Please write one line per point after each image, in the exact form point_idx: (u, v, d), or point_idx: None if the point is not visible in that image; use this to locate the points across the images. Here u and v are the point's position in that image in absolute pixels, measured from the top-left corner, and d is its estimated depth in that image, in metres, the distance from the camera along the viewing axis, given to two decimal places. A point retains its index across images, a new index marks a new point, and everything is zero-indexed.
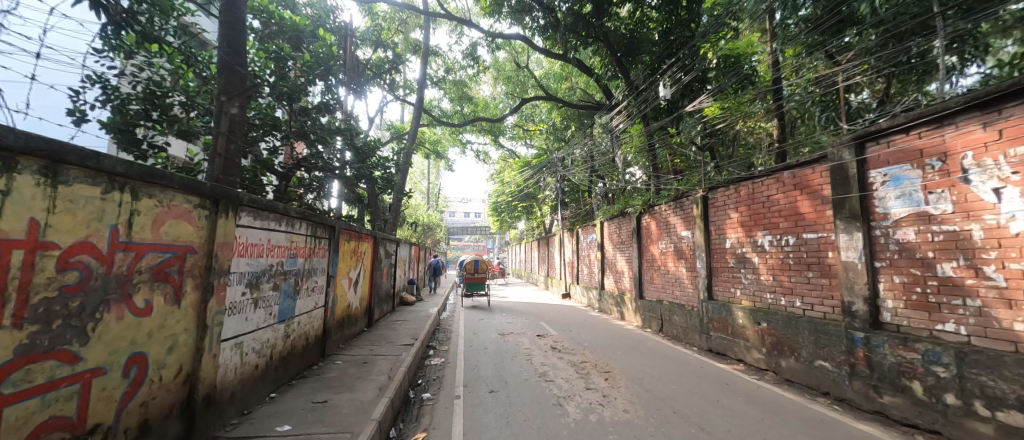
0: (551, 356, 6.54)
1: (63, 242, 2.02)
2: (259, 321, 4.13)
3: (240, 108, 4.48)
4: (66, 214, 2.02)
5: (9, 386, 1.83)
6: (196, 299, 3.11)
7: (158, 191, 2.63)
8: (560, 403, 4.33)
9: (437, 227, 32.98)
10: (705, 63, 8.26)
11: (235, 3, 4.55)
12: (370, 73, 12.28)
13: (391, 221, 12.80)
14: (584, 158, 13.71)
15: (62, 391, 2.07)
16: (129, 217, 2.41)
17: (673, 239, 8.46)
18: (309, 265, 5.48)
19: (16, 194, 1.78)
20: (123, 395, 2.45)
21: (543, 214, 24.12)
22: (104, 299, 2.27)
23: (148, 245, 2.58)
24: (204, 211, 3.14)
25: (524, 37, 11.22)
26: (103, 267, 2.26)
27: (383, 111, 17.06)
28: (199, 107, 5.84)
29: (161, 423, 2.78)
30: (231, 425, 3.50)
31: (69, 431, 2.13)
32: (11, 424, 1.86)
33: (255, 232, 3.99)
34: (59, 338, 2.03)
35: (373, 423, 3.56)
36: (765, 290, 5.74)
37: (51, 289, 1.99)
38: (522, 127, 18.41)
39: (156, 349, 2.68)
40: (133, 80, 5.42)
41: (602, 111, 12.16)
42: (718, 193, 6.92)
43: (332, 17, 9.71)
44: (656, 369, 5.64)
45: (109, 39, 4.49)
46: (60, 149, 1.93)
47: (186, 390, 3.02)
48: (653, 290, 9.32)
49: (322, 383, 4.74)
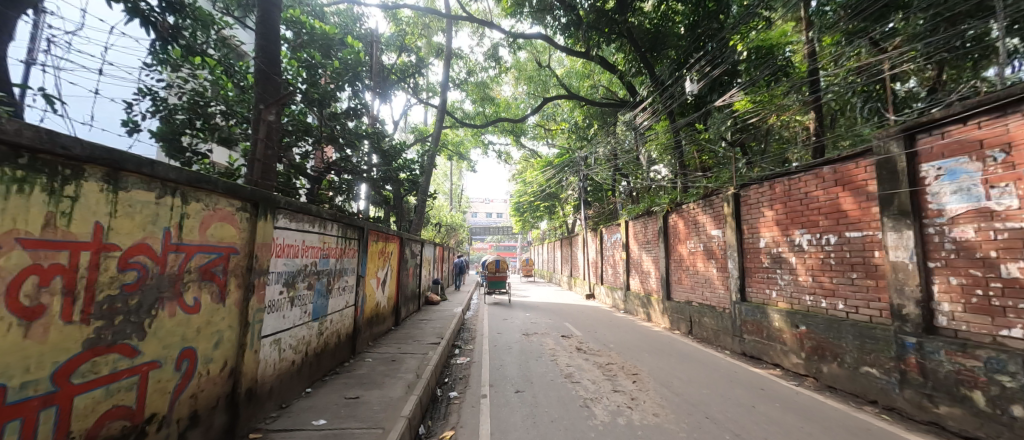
0: (577, 357, 6.49)
1: (123, 243, 2.17)
2: (296, 319, 4.31)
3: (276, 115, 4.63)
4: (125, 218, 2.17)
5: (78, 377, 1.98)
6: (239, 297, 3.28)
7: (205, 195, 2.80)
8: (587, 404, 4.29)
9: (460, 227, 33.31)
10: (735, 55, 7.88)
11: (269, 15, 4.81)
12: (395, 77, 12.67)
13: (416, 222, 13.00)
14: (607, 157, 13.49)
15: (123, 382, 2.23)
16: (180, 220, 2.58)
17: (702, 239, 8.21)
18: (340, 265, 5.67)
19: (83, 199, 1.94)
20: (175, 387, 2.61)
21: (566, 213, 24.00)
22: (158, 296, 2.43)
23: (196, 247, 2.74)
24: (245, 214, 3.31)
25: (546, 36, 11.19)
26: (157, 267, 2.42)
27: (407, 114, 17.48)
28: (239, 115, 6.11)
29: (208, 414, 2.95)
30: (271, 418, 3.67)
31: (129, 419, 2.29)
32: (80, 412, 2.01)
33: (291, 234, 4.19)
34: (120, 333, 2.18)
35: (403, 420, 3.64)
36: (804, 292, 5.47)
37: (113, 287, 2.13)
38: (544, 127, 18.33)
39: (204, 344, 2.84)
40: (179, 91, 5.78)
41: (625, 109, 11.93)
42: (750, 191, 6.65)
43: (358, 24, 10.28)
44: (685, 372, 5.48)
45: (158, 54, 4.80)
46: (120, 157, 2.07)
47: (230, 383, 3.20)
48: (681, 291, 9.08)
49: (353, 380, 4.90)
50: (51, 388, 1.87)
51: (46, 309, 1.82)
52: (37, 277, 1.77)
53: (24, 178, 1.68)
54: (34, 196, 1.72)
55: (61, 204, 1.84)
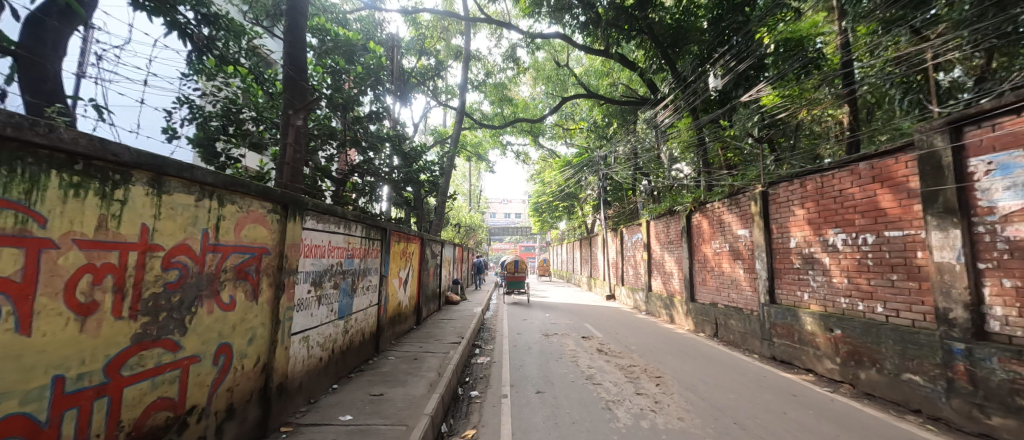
0: (598, 358, 6.42)
1: (166, 244, 2.29)
2: (323, 317, 4.45)
3: (304, 120, 4.78)
4: (168, 220, 2.29)
5: (127, 369, 2.10)
6: (271, 295, 3.42)
7: (239, 198, 2.92)
8: (609, 407, 4.23)
9: (478, 228, 33.49)
10: (762, 48, 7.58)
11: (296, 23, 4.99)
12: (414, 80, 12.89)
13: (436, 223, 13.15)
14: (627, 155, 13.27)
15: (167, 375, 2.36)
16: (217, 221, 2.71)
17: (728, 239, 7.97)
18: (364, 265, 5.81)
19: (131, 202, 2.05)
20: (213, 380, 2.74)
21: (585, 213, 23.81)
22: (198, 294, 2.56)
23: (231, 247, 2.88)
24: (276, 216, 3.45)
25: (564, 35, 11.13)
26: (196, 266, 2.55)
27: (427, 116, 17.71)
28: (267, 121, 6.35)
29: (243, 408, 3.08)
30: (300, 413, 3.80)
31: (172, 410, 2.41)
32: (129, 403, 2.13)
33: (317, 234, 4.33)
34: (163, 328, 2.31)
35: (426, 417, 3.70)
36: (838, 295, 5.23)
37: (158, 285, 2.26)
38: (563, 126, 18.22)
39: (238, 340, 2.98)
40: (213, 99, 6.07)
41: (646, 106, 11.73)
42: (779, 189, 6.41)
43: (380, 30, 10.54)
44: (711, 376, 5.34)
45: (194, 64, 5.06)
46: (163, 163, 2.18)
47: (263, 378, 3.33)
48: (705, 292, 8.84)
49: (377, 377, 5.01)
50: (104, 379, 1.98)
51: (99, 306, 1.93)
52: (92, 276, 1.89)
53: (78, 184, 1.79)
54: (88, 200, 1.83)
55: (112, 207, 1.95)
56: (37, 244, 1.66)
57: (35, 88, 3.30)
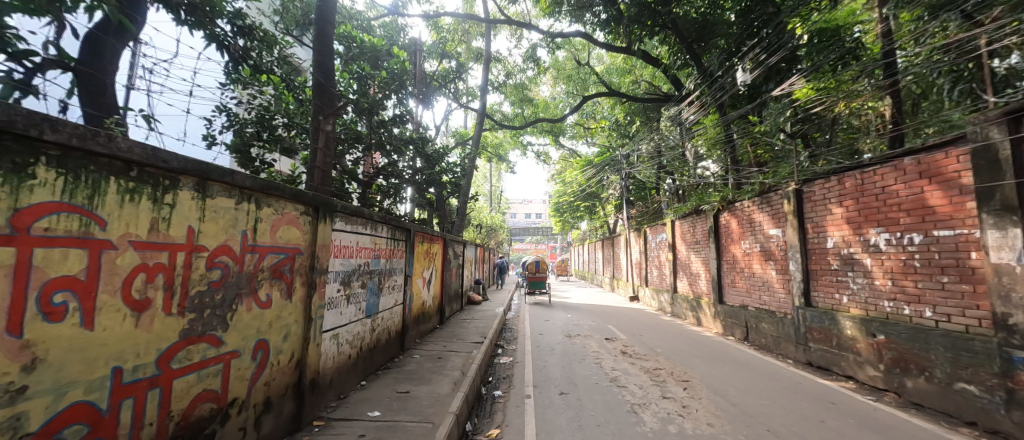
0: (622, 361, 6.32)
1: (209, 245, 2.43)
2: (352, 315, 4.59)
3: (333, 124, 4.94)
4: (211, 222, 2.43)
5: (176, 363, 2.24)
6: (304, 294, 3.56)
7: (274, 201, 3.06)
8: (635, 410, 4.17)
9: (500, 228, 33.60)
10: (795, 39, 7.23)
11: (324, 32, 5.17)
12: (436, 83, 13.10)
13: (458, 223, 13.29)
14: (651, 154, 13.00)
15: (210, 369, 2.49)
16: (255, 224, 2.85)
17: (759, 239, 7.68)
18: (390, 265, 5.95)
19: (179, 206, 2.19)
20: (252, 375, 2.88)
21: (607, 213, 23.50)
22: (238, 292, 2.70)
23: (268, 247, 3.02)
24: (308, 217, 3.59)
25: (585, 34, 11.03)
26: (237, 266, 2.68)
27: (449, 118, 17.93)
28: (298, 126, 6.66)
29: (279, 401, 3.22)
30: (331, 408, 3.94)
31: (215, 402, 2.55)
32: (178, 394, 2.27)
33: (346, 235, 4.47)
34: (208, 325, 2.45)
35: (451, 415, 3.76)
36: (882, 298, 4.94)
37: (203, 283, 2.40)
38: (584, 125, 18.05)
39: (274, 336, 3.12)
40: (249, 106, 6.40)
41: (670, 103, 11.48)
42: (815, 186, 6.12)
43: (403, 35, 10.78)
44: (742, 381, 5.16)
45: (231, 74, 5.32)
46: (207, 169, 2.31)
47: (297, 373, 3.47)
48: (734, 294, 8.55)
49: (403, 375, 5.12)
50: (156, 371, 2.12)
51: (151, 302, 2.06)
52: (146, 275, 2.02)
53: (134, 189, 1.91)
54: (142, 204, 1.96)
55: (162, 210, 2.08)
56: (99, 245, 1.79)
57: (96, 103, 3.64)
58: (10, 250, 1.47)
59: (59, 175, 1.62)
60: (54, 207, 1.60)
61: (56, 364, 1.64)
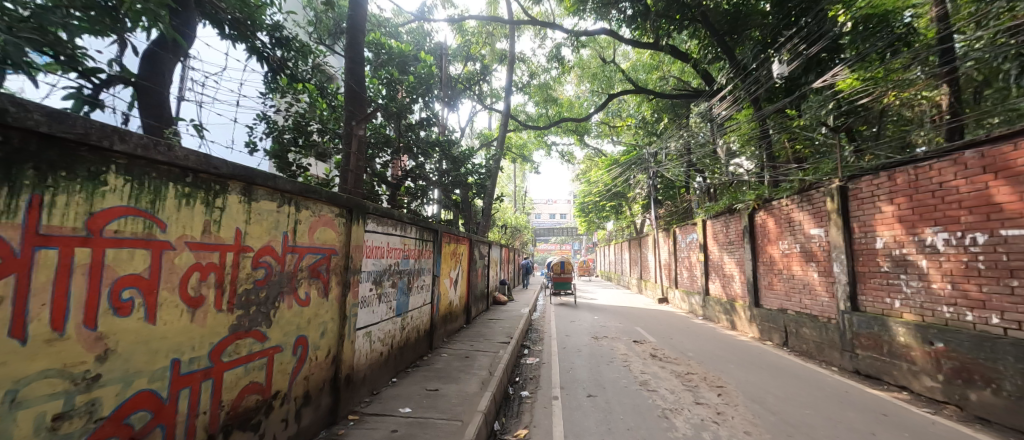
0: (652, 364, 6.18)
1: (255, 245, 2.58)
2: (383, 314, 4.73)
3: (365, 129, 5.11)
4: (256, 224, 2.58)
5: (226, 356, 2.39)
6: (339, 293, 3.71)
7: (312, 204, 3.21)
8: (666, 415, 4.07)
9: (524, 229, 33.65)
10: (837, 27, 6.81)
11: (355, 40, 5.35)
12: (461, 86, 13.29)
13: (484, 224, 13.41)
14: (679, 152, 12.63)
15: (256, 363, 2.64)
16: (295, 225, 3.00)
17: (799, 239, 7.31)
18: (418, 266, 6.09)
19: (228, 210, 2.34)
20: (293, 369, 3.03)
21: (634, 213, 23.05)
22: (280, 290, 2.85)
23: (307, 248, 3.17)
24: (342, 219, 3.73)
25: (610, 31, 10.88)
26: (279, 265, 2.84)
27: (473, 120, 18.13)
28: (331, 131, 6.93)
29: (317, 395, 3.37)
30: (364, 403, 4.08)
31: (261, 394, 2.70)
32: (228, 385, 2.42)
33: (377, 236, 4.62)
34: (253, 321, 2.60)
35: (480, 414, 3.80)
36: (940, 303, 4.60)
37: (249, 281, 2.55)
38: (609, 124, 17.80)
39: (312, 333, 3.26)
40: (286, 114, 6.74)
41: (701, 99, 11.13)
42: (861, 183, 5.75)
43: (429, 40, 11.02)
44: (780, 388, 4.93)
45: (270, 83, 5.62)
46: (253, 174, 2.46)
47: (333, 369, 3.62)
48: (772, 297, 8.17)
49: (432, 373, 5.23)
50: (209, 364, 2.27)
51: (204, 299, 2.21)
52: (200, 274, 2.17)
53: (189, 193, 2.07)
54: (196, 208, 2.11)
55: (214, 214, 2.24)
56: (160, 246, 1.93)
57: (155, 114, 3.94)
58: (85, 251, 1.61)
59: (126, 182, 1.76)
60: (122, 211, 1.74)
61: (124, 354, 1.78)
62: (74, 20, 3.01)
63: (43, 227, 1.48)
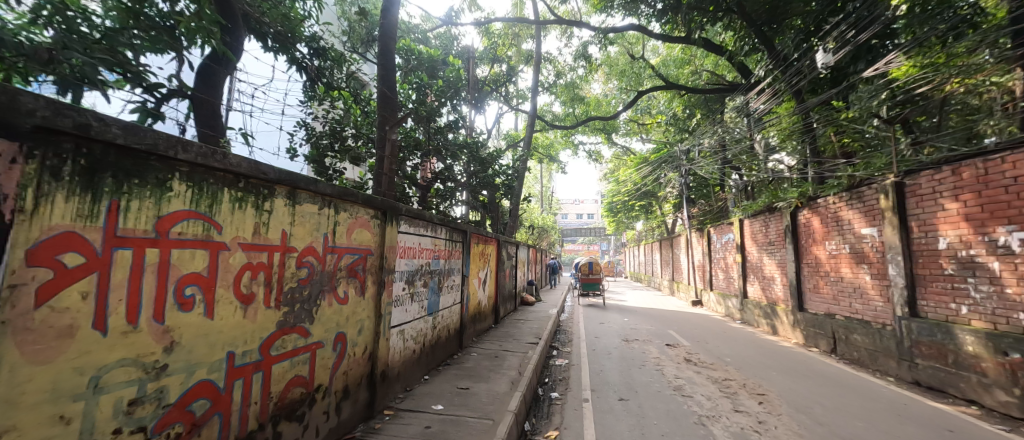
0: (686, 369, 6.00)
1: (299, 246, 2.73)
2: (415, 313, 4.85)
3: (396, 133, 5.26)
4: (300, 226, 2.73)
5: (274, 350, 2.54)
6: (375, 292, 3.85)
7: (350, 206, 3.35)
8: (703, 422, 3.94)
9: (551, 229, 33.50)
10: (889, 10, 6.29)
11: (387, 47, 5.53)
12: (487, 88, 13.42)
13: (511, 224, 13.47)
14: (714, 148, 12.16)
15: (300, 357, 2.80)
16: (334, 227, 3.14)
17: (848, 239, 6.85)
18: (448, 266, 6.21)
19: (275, 213, 2.49)
20: (333, 363, 3.18)
21: (665, 213, 22.41)
22: (321, 289, 3.00)
23: (345, 248, 3.31)
24: (377, 220, 3.87)
25: (638, 27, 10.65)
26: (320, 265, 2.98)
27: (500, 121, 18.26)
28: (364, 136, 7.20)
29: (355, 389, 3.51)
30: (398, 399, 4.21)
31: (305, 387, 2.85)
32: (276, 377, 2.57)
33: (410, 237, 4.76)
34: (297, 318, 2.75)
35: (510, 414, 3.83)
36: (1016, 309, 4.20)
37: (294, 280, 2.70)
38: (638, 122, 17.42)
39: (351, 330, 3.41)
40: (323, 120, 7.07)
41: (737, 92, 10.68)
42: (921, 178, 5.34)
43: (457, 43, 11.19)
44: (827, 398, 4.65)
45: (308, 92, 5.90)
46: (296, 179, 2.60)
47: (370, 365, 3.76)
48: (817, 301, 7.71)
49: (463, 372, 5.32)
50: (259, 357, 2.42)
51: (255, 297, 2.37)
52: (251, 272, 2.32)
53: (241, 198, 2.22)
54: (247, 211, 2.26)
55: (263, 216, 2.39)
56: (217, 246, 2.09)
57: (209, 124, 4.23)
58: (155, 251, 1.76)
59: (189, 188, 1.91)
60: (184, 214, 1.89)
61: (186, 346, 1.94)
62: (138, 40, 3.36)
63: (120, 229, 1.63)
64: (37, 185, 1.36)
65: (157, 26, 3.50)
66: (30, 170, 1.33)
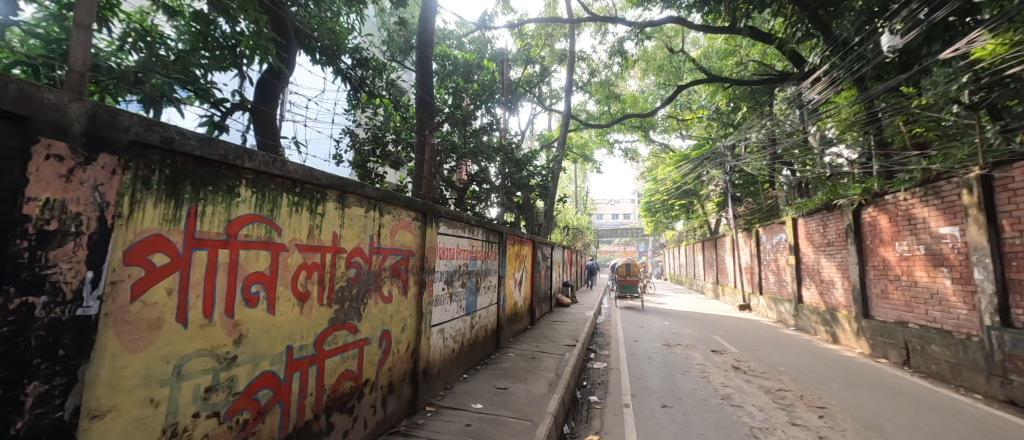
0: (734, 377, 5.70)
1: (348, 247, 2.88)
2: (454, 312, 4.96)
3: (435, 138, 5.41)
4: (349, 228, 2.88)
5: (327, 345, 2.70)
6: (416, 292, 3.98)
7: (393, 209, 3.49)
8: (755, 434, 3.73)
9: (586, 230, 33.03)
10: None
11: (425, 55, 5.69)
12: (520, 89, 13.49)
13: (546, 225, 13.43)
14: (761, 143, 11.49)
15: (350, 352, 2.95)
16: (379, 229, 3.28)
17: (922, 239, 6.22)
18: (485, 266, 6.29)
19: (327, 216, 2.64)
20: (379, 359, 3.31)
21: (708, 212, 21.43)
22: (368, 288, 3.14)
23: (389, 249, 3.45)
24: (418, 222, 4.00)
25: (676, 19, 10.26)
26: (367, 265, 3.13)
27: (534, 122, 18.27)
28: (404, 141, 7.45)
29: (399, 385, 3.64)
30: (439, 396, 4.31)
31: (354, 381, 3.00)
32: (329, 370, 2.73)
33: (448, 238, 4.88)
34: (347, 316, 2.89)
35: (550, 416, 3.82)
36: None
37: (343, 280, 2.84)
38: (677, 117, 16.83)
39: (394, 327, 3.54)
40: (366, 127, 7.41)
41: (788, 83, 10.01)
42: (1013, 171, 4.75)
43: (491, 46, 11.33)
44: (899, 414, 4.25)
45: (352, 100, 6.20)
46: (346, 183, 2.74)
47: (413, 362, 3.88)
48: (886, 307, 7.05)
49: (501, 372, 5.36)
50: (314, 351, 2.58)
51: (310, 295, 2.52)
52: (306, 272, 2.48)
53: (298, 202, 2.38)
54: (302, 215, 2.41)
55: (316, 219, 2.54)
56: (277, 247, 2.25)
57: (267, 134, 4.57)
58: (225, 251, 1.93)
59: (254, 194, 2.08)
60: (250, 218, 2.06)
61: (252, 340, 2.10)
62: (204, 59, 3.69)
63: (198, 232, 1.80)
64: (131, 193, 1.53)
65: (221, 47, 3.87)
66: (126, 180, 1.50)
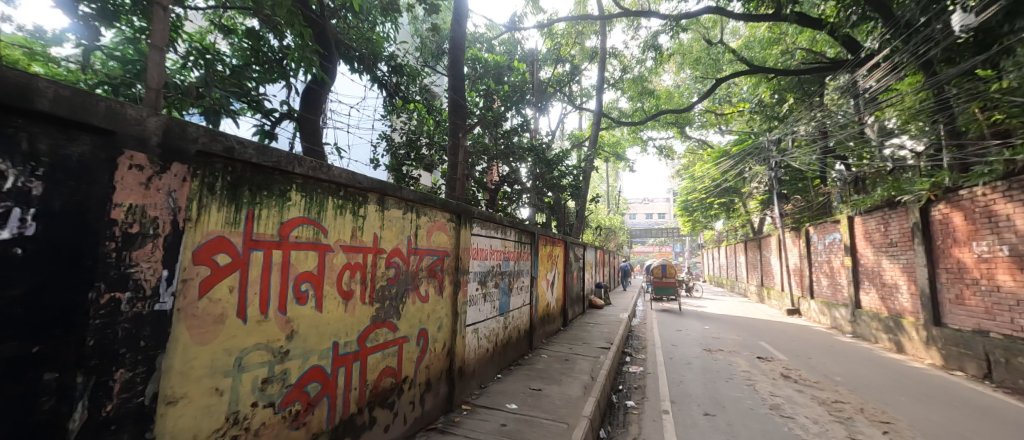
0: (784, 386, 5.38)
1: (388, 247, 2.98)
2: (488, 312, 5.02)
3: (468, 140, 5.49)
4: (388, 230, 2.98)
5: (369, 342, 2.81)
6: (452, 291, 4.05)
7: (428, 210, 3.58)
8: None
9: (619, 230, 32.31)
10: None
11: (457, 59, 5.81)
12: (550, 89, 13.42)
13: (578, 226, 13.26)
14: (810, 137, 10.79)
15: (390, 349, 3.05)
16: (416, 230, 3.38)
17: (1005, 239, 5.60)
18: (518, 267, 6.31)
19: (368, 218, 2.74)
20: (417, 357, 3.40)
21: (750, 211, 20.36)
22: (406, 287, 3.24)
23: (426, 250, 3.54)
24: (452, 223, 4.08)
25: (714, 9, 9.82)
26: (405, 265, 3.22)
27: (564, 121, 18.09)
28: (437, 145, 7.62)
29: (437, 383, 3.73)
30: (474, 395, 4.37)
31: (394, 377, 3.10)
32: (372, 366, 2.84)
33: (482, 239, 4.94)
34: (387, 314, 3.00)
35: (586, 419, 3.77)
36: None
37: (384, 279, 2.94)
38: (716, 112, 16.14)
39: (431, 326, 3.62)
40: (401, 132, 7.64)
41: (841, 71, 9.32)
42: None
43: (520, 47, 11.36)
44: (978, 433, 3.85)
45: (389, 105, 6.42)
46: (385, 186, 2.84)
47: (449, 360, 3.96)
48: (961, 313, 6.41)
49: (535, 373, 5.36)
50: (357, 347, 2.69)
51: (353, 293, 2.64)
52: (350, 271, 2.59)
53: (342, 205, 2.49)
54: (346, 217, 2.53)
55: (358, 221, 2.65)
56: (324, 248, 2.36)
57: (312, 140, 4.82)
58: (279, 252, 2.06)
59: (302, 197, 2.20)
60: (299, 220, 2.18)
61: (303, 335, 2.22)
62: (254, 72, 3.97)
63: (255, 234, 1.93)
64: (199, 199, 1.66)
65: (271, 60, 4.14)
66: (194, 186, 1.63)
